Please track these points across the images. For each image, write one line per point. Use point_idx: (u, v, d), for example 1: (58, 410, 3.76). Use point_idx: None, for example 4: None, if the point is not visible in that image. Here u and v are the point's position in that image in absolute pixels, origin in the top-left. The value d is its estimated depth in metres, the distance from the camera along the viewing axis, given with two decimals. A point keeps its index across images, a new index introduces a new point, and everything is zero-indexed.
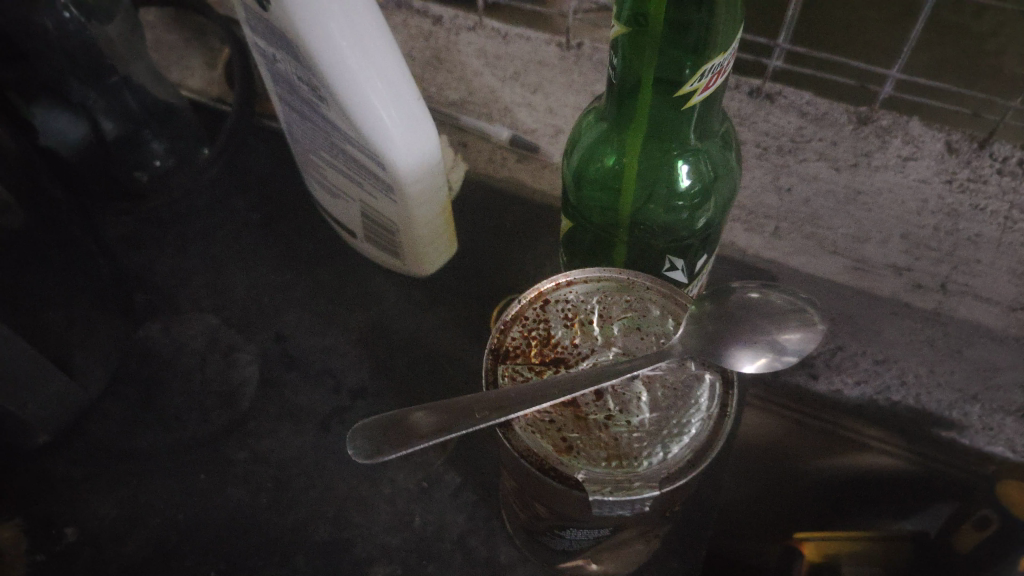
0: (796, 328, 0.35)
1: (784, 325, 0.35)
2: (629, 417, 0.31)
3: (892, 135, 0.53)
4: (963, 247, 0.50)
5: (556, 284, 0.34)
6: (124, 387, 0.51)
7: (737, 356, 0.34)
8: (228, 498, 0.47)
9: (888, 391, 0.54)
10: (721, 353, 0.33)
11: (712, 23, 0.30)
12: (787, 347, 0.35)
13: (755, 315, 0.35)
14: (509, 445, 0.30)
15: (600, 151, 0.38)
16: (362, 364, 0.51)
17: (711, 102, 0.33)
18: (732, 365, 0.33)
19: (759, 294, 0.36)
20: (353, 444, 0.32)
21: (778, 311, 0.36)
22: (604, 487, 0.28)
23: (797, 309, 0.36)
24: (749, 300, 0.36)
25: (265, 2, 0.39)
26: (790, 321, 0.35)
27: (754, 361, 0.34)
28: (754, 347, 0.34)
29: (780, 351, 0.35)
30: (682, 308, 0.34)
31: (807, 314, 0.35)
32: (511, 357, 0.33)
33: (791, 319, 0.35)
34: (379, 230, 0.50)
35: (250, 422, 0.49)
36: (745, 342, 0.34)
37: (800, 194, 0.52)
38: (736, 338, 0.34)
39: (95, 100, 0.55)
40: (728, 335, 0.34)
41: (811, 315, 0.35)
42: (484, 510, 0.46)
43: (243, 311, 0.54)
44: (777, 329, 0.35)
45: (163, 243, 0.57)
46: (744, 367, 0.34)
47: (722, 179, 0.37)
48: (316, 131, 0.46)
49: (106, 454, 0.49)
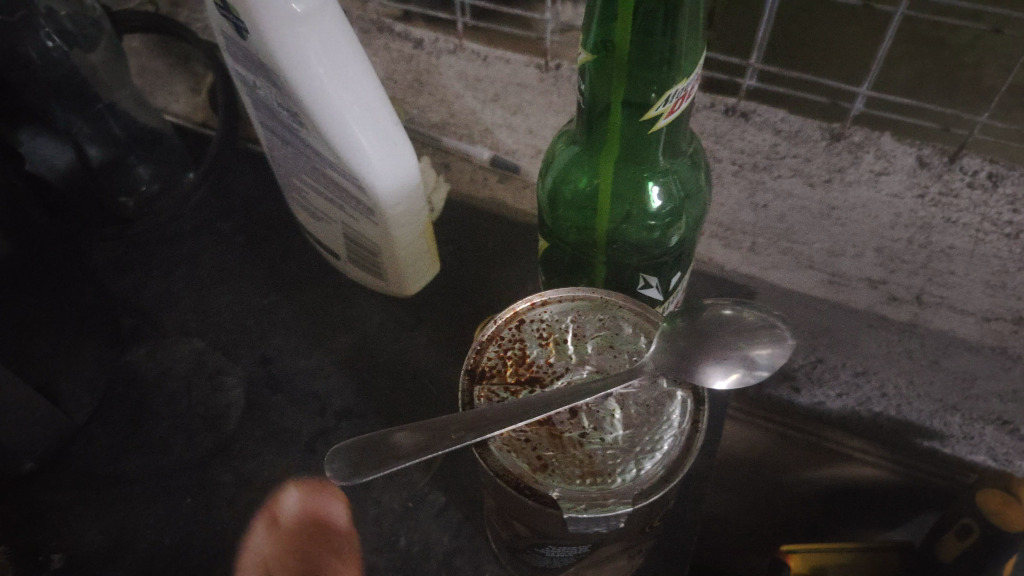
0: (767, 344, 0.36)
1: (755, 340, 0.36)
2: (603, 434, 0.32)
3: (865, 150, 0.55)
4: (937, 260, 0.52)
5: (531, 304, 0.35)
6: (112, 413, 0.52)
7: (706, 370, 0.35)
8: (215, 522, 0.47)
9: (869, 403, 0.51)
10: (691, 368, 0.34)
11: (674, 48, 0.31)
12: (758, 362, 0.36)
13: (726, 330, 0.36)
14: (486, 465, 0.30)
15: (574, 174, 0.39)
16: (347, 385, 0.51)
17: (677, 125, 0.34)
18: (703, 382, 0.34)
19: (731, 310, 0.37)
20: (332, 464, 0.33)
21: (749, 326, 0.37)
22: (580, 504, 0.29)
23: (766, 325, 0.37)
24: (721, 316, 0.37)
25: (245, 31, 0.40)
26: (761, 337, 0.37)
27: (724, 376, 0.35)
28: (725, 362, 0.35)
29: (751, 366, 0.36)
30: (653, 326, 0.34)
31: (776, 329, 0.37)
32: (487, 377, 0.34)
33: (762, 334, 0.37)
34: (361, 252, 0.50)
35: (236, 445, 0.50)
36: (716, 357, 0.35)
37: (776, 210, 0.54)
38: (707, 353, 0.35)
39: (82, 128, 0.56)
40: (699, 350, 0.35)
41: (780, 332, 0.37)
42: (469, 528, 0.47)
43: (228, 334, 0.54)
44: (749, 344, 0.36)
45: (149, 268, 0.58)
46: (715, 381, 0.35)
47: (692, 199, 0.38)
48: (298, 157, 0.47)
49: (93, 481, 0.49)
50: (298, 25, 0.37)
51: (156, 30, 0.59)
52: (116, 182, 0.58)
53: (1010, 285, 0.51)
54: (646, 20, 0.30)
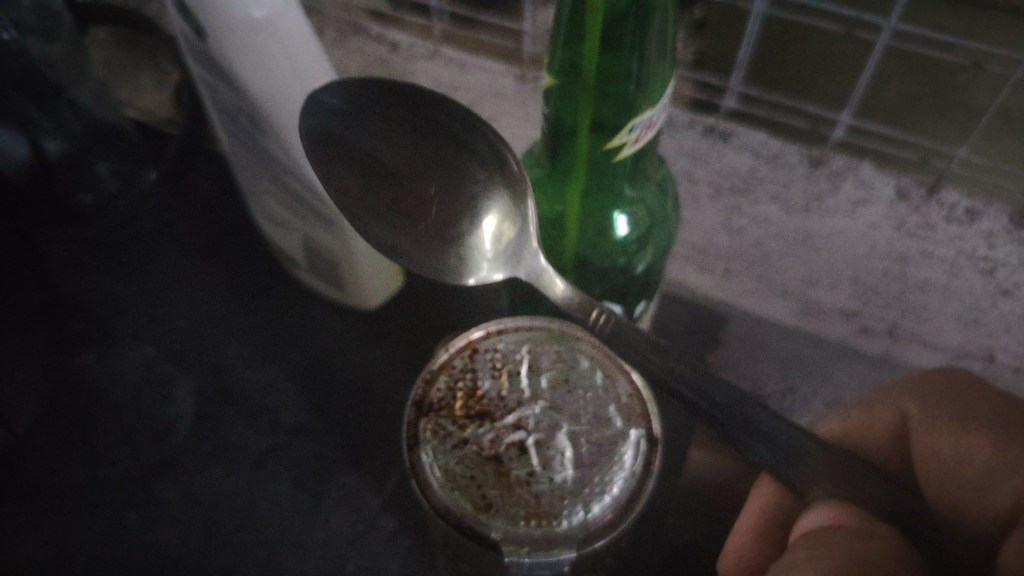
0: (525, 221, 0.34)
1: (463, 194, 0.35)
2: (552, 474, 0.30)
3: (844, 179, 0.50)
4: (912, 293, 0.48)
5: (486, 333, 0.35)
6: (56, 421, 0.50)
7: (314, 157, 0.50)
8: (158, 539, 0.46)
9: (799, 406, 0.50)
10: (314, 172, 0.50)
11: (645, 57, 0.30)
12: (507, 234, 0.35)
13: (422, 177, 0.35)
14: (427, 502, 0.30)
15: (541, 196, 0.37)
16: (302, 403, 0.50)
17: (642, 153, 0.34)
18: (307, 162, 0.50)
19: (427, 140, 0.35)
20: (639, 436, 0.31)
21: (452, 158, 0.35)
22: (522, 548, 0.29)
23: (488, 172, 0.35)
24: (422, 161, 0.35)
25: (202, 32, 0.38)
26: (478, 190, 0.35)
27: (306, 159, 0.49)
28: (446, 241, 0.35)
29: (508, 260, 0.35)
30: (613, 325, 0.31)
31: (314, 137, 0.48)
32: (434, 410, 0.32)
33: (474, 182, 0.35)
34: (322, 263, 0.49)
35: (182, 460, 0.48)
36: (415, 220, 0.35)
37: (750, 235, 0.51)
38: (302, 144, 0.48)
39: (40, 122, 0.52)
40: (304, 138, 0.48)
41: (520, 188, 0.34)
42: (420, 555, 0.45)
43: (180, 341, 0.53)
44: (459, 199, 0.35)
45: (105, 271, 0.56)
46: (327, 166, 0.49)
47: (658, 227, 0.38)
48: (259, 165, 0.45)
49: (34, 489, 0.48)
50: (258, 31, 0.36)
51: (122, 20, 0.57)
52: (77, 177, 0.55)
53: (984, 321, 0.47)
54: (618, 36, 0.30)
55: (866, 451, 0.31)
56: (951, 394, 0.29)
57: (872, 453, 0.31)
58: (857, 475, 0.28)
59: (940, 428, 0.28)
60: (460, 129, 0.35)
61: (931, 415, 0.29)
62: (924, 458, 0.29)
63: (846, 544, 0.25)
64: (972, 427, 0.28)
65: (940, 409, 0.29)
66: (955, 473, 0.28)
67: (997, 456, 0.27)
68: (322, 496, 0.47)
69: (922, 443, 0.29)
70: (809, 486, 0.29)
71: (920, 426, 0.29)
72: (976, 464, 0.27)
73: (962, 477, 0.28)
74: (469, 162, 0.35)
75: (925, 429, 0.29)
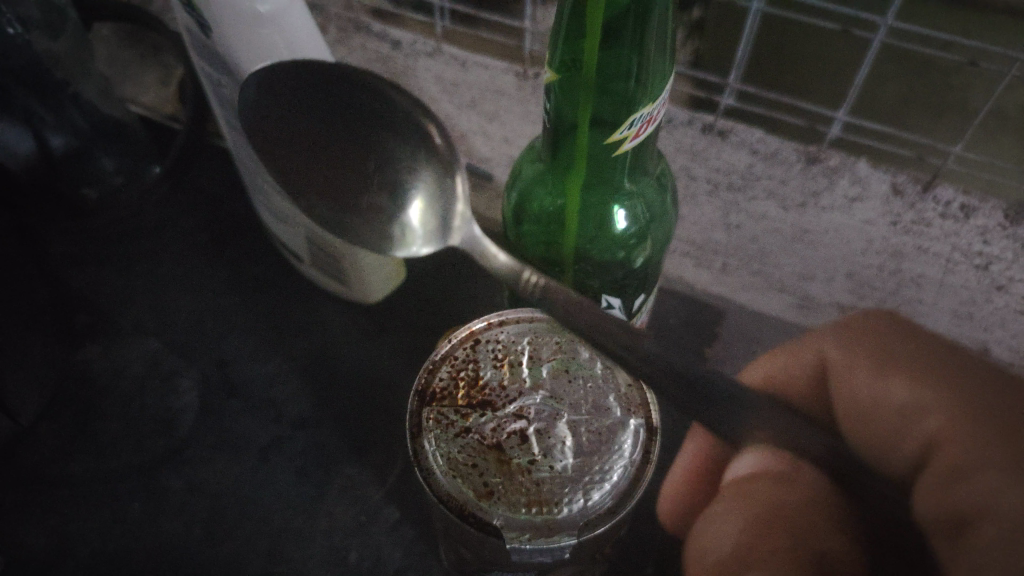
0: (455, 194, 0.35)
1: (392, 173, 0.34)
2: (552, 461, 0.31)
3: (841, 175, 0.48)
4: (907, 288, 0.49)
5: (487, 324, 0.35)
6: (60, 412, 0.50)
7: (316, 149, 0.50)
8: (163, 531, 0.46)
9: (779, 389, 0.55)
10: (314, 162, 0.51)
11: (646, 51, 0.31)
12: (436, 207, 0.35)
13: (347, 152, 0.35)
14: (431, 490, 0.30)
15: (542, 191, 0.38)
16: (306, 396, 0.50)
17: (642, 148, 0.34)
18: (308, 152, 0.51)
19: (350, 116, 0.35)
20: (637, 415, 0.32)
21: (372, 133, 0.35)
22: (523, 535, 0.29)
23: (413, 150, 0.35)
24: (349, 138, 0.35)
25: (208, 28, 0.38)
26: (405, 170, 0.34)
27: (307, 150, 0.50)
28: (379, 218, 0.35)
29: (439, 232, 0.35)
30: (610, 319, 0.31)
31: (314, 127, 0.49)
32: (437, 400, 0.33)
33: (400, 163, 0.34)
34: (324, 257, 0.49)
35: (185, 452, 0.49)
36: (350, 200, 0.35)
37: (749, 230, 0.52)
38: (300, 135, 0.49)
39: (44, 116, 0.53)
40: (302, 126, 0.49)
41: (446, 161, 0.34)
42: (421, 545, 0.45)
43: (183, 334, 0.53)
44: (386, 179, 0.34)
45: (109, 264, 0.56)
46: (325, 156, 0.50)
47: (657, 221, 0.38)
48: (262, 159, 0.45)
49: (39, 482, 0.48)
50: (265, 25, 0.37)
51: (124, 17, 0.57)
52: (77, 172, 0.55)
53: (978, 315, 0.49)
54: (618, 33, 0.30)
55: (796, 396, 0.32)
56: (878, 335, 0.30)
57: (800, 396, 0.32)
58: (797, 426, 0.28)
59: (860, 366, 0.29)
60: (380, 105, 0.35)
61: (851, 357, 0.30)
62: (840, 397, 0.30)
63: (767, 490, 0.27)
64: (894, 370, 0.28)
65: (864, 347, 0.30)
66: (875, 416, 0.29)
67: (918, 399, 0.28)
68: (326, 487, 0.47)
69: (845, 386, 0.30)
70: (745, 434, 0.29)
71: (841, 369, 0.30)
72: (896, 405, 0.28)
73: (882, 421, 0.28)
74: (391, 138, 0.35)
75: (846, 371, 0.30)
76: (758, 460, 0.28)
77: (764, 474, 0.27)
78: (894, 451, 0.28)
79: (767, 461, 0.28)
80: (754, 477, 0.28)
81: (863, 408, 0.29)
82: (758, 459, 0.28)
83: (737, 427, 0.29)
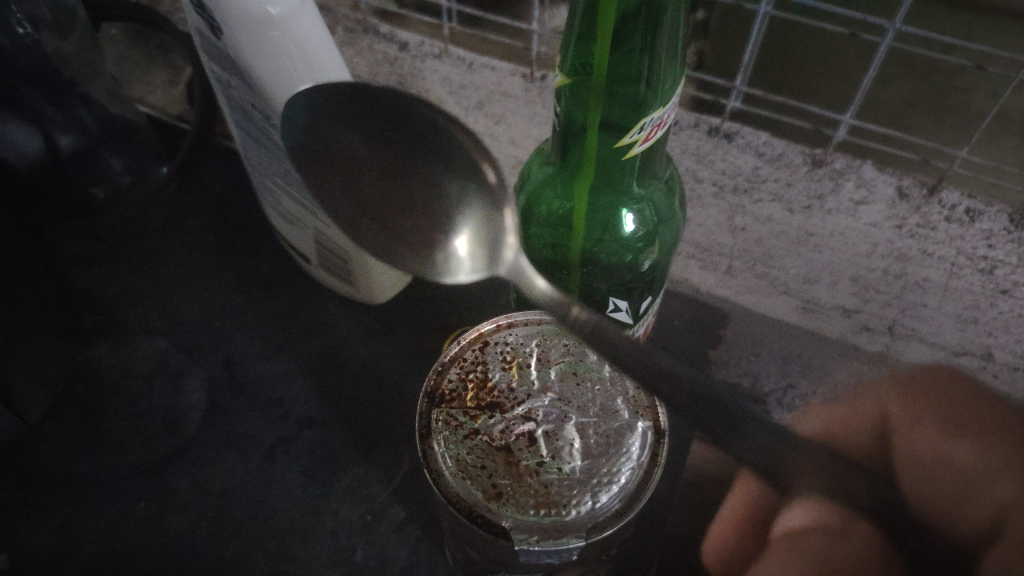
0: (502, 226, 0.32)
1: (435, 199, 0.33)
2: (560, 463, 0.31)
3: (846, 178, 0.49)
4: (912, 292, 0.48)
5: (497, 326, 0.36)
6: (68, 411, 0.50)
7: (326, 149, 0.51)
8: (169, 528, 0.46)
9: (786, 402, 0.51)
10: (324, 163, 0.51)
11: (655, 56, 0.31)
12: (482, 239, 0.33)
13: (387, 180, 0.34)
14: (440, 491, 0.30)
15: (551, 195, 0.38)
16: (312, 396, 0.51)
17: (651, 152, 0.35)
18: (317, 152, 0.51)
19: (397, 142, 0.34)
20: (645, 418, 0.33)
21: (417, 157, 0.34)
22: (532, 536, 0.29)
23: (461, 181, 0.33)
24: (389, 161, 0.34)
25: (220, 31, 0.38)
26: (450, 204, 0.33)
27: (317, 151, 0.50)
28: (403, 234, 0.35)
29: (485, 261, 0.32)
30: None
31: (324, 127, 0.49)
32: (446, 401, 0.33)
33: (444, 191, 0.33)
34: (332, 258, 0.49)
35: (191, 451, 0.49)
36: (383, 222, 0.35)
37: (753, 233, 0.50)
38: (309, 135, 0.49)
39: (52, 114, 0.56)
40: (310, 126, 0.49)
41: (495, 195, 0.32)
42: (427, 544, 0.45)
43: (189, 334, 0.53)
44: (427, 202, 0.34)
45: (116, 264, 0.56)
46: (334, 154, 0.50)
47: (664, 225, 0.38)
48: (272, 161, 0.45)
49: (46, 480, 0.48)
50: (275, 28, 0.37)
51: (133, 17, 0.57)
52: (84, 174, 0.58)
53: (983, 320, 0.47)
54: (628, 39, 0.31)
55: (853, 443, 0.31)
56: (940, 390, 0.30)
57: (855, 445, 0.31)
58: (844, 469, 0.28)
59: (920, 422, 0.29)
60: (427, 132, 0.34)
61: (909, 415, 0.30)
62: (918, 464, 0.29)
63: (824, 547, 0.27)
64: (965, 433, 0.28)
65: (920, 403, 0.30)
66: (944, 474, 0.28)
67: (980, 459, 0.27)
68: (332, 486, 0.47)
69: (906, 445, 0.29)
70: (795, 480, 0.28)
71: (900, 424, 0.30)
72: (961, 468, 0.27)
73: (942, 477, 0.28)
74: (439, 167, 0.33)
75: (902, 427, 0.30)
76: (805, 514, 0.28)
77: (809, 532, 0.28)
78: (965, 512, 0.27)
79: (816, 515, 0.28)
80: (806, 535, 0.28)
81: (928, 466, 0.28)
82: (806, 512, 0.28)
83: (767, 457, 0.28)
